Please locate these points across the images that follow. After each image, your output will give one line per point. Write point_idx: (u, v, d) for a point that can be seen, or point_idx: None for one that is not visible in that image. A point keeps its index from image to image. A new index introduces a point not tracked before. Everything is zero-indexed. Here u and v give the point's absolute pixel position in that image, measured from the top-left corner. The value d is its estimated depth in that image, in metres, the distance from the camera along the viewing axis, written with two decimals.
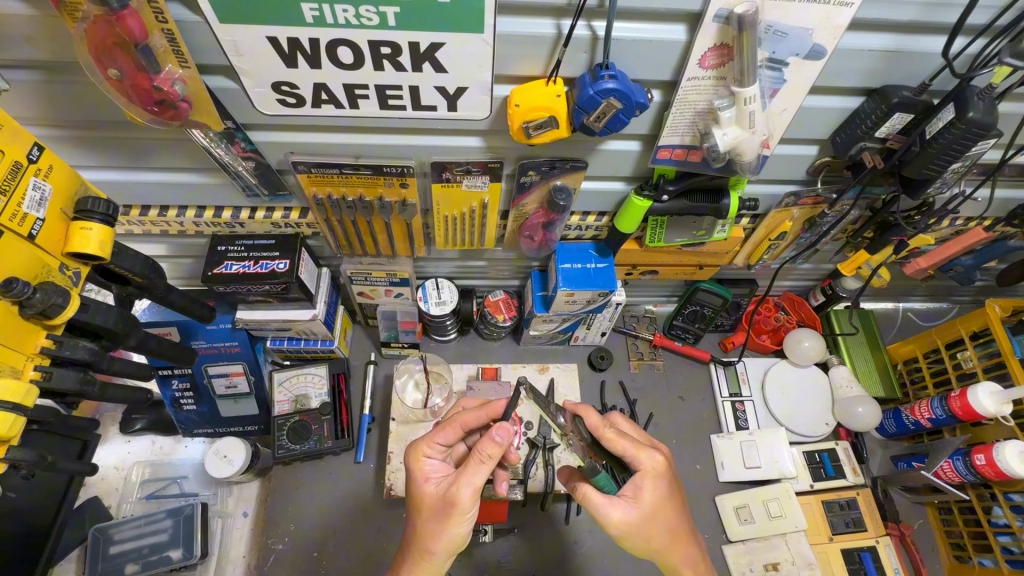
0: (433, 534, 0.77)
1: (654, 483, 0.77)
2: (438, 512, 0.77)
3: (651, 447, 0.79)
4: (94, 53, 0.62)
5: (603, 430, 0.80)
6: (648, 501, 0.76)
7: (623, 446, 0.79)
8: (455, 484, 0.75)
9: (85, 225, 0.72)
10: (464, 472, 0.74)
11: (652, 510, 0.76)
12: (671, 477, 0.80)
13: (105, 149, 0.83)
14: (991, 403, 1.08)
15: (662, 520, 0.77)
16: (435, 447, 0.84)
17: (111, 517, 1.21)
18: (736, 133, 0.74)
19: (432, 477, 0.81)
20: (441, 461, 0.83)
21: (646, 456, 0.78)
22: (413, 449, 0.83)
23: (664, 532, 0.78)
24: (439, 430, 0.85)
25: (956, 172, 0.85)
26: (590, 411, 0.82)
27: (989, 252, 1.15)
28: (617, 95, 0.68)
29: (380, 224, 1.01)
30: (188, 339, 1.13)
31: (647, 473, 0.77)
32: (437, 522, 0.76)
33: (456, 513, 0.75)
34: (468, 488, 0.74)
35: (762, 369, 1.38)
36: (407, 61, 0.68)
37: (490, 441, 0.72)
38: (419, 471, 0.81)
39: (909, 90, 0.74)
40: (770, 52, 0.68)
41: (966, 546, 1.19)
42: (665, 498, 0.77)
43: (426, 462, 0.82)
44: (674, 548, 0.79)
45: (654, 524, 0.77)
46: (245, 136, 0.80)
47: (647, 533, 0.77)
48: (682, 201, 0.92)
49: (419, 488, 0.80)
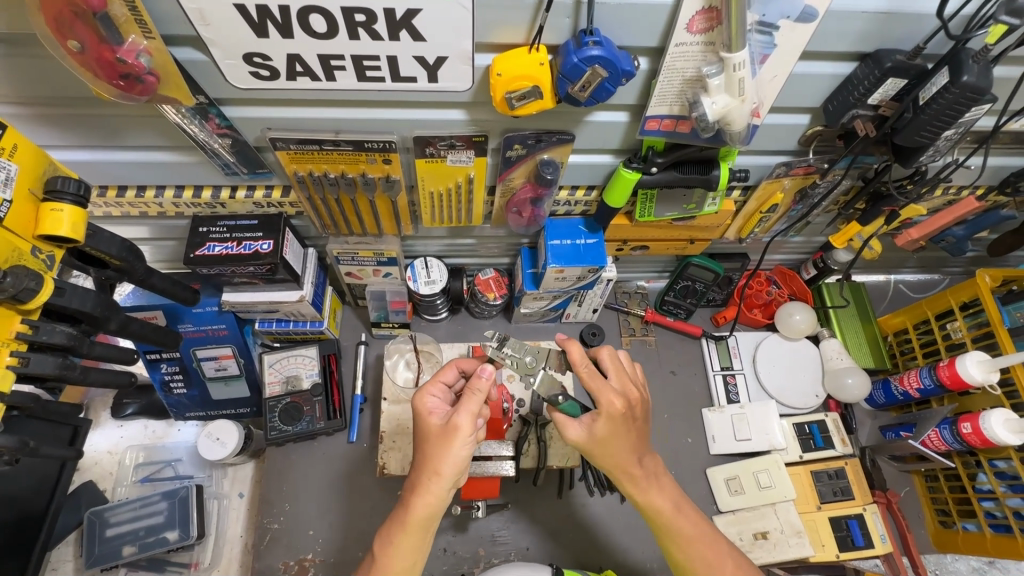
0: (438, 458, 0.76)
1: (611, 419, 0.79)
2: (442, 439, 0.77)
3: (613, 388, 0.79)
4: (52, 23, 0.59)
5: (574, 368, 0.79)
6: (602, 430, 0.79)
7: (586, 382, 0.79)
8: (457, 412, 0.77)
9: (55, 206, 0.70)
10: (463, 401, 0.77)
11: (606, 438, 0.79)
12: (629, 411, 0.81)
13: (74, 128, 0.80)
14: (979, 372, 1.10)
15: (614, 445, 0.80)
16: (438, 388, 0.85)
17: (106, 500, 1.23)
18: (725, 102, 0.71)
19: (435, 412, 0.81)
20: (442, 401, 0.84)
21: (605, 395, 0.78)
22: (417, 387, 0.84)
23: (617, 453, 0.80)
24: (438, 376, 0.87)
25: (950, 140, 0.84)
26: (572, 343, 0.80)
27: (982, 222, 1.14)
28: (602, 62, 0.65)
29: (365, 202, 0.99)
30: (174, 323, 1.12)
31: (603, 413, 0.78)
32: (440, 447, 0.76)
33: (459, 439, 0.76)
34: (469, 415, 0.77)
35: (754, 342, 1.38)
36: (383, 29, 0.65)
37: (478, 377, 0.78)
38: (422, 405, 0.81)
39: (903, 54, 0.71)
40: (761, 15, 0.65)
41: (951, 512, 1.22)
42: (619, 429, 0.80)
43: (429, 399, 0.82)
44: (624, 469, 0.82)
45: (604, 449, 0.80)
46: (219, 111, 0.78)
47: (598, 453, 0.81)
48: (672, 173, 0.91)
49: (423, 421, 0.80)
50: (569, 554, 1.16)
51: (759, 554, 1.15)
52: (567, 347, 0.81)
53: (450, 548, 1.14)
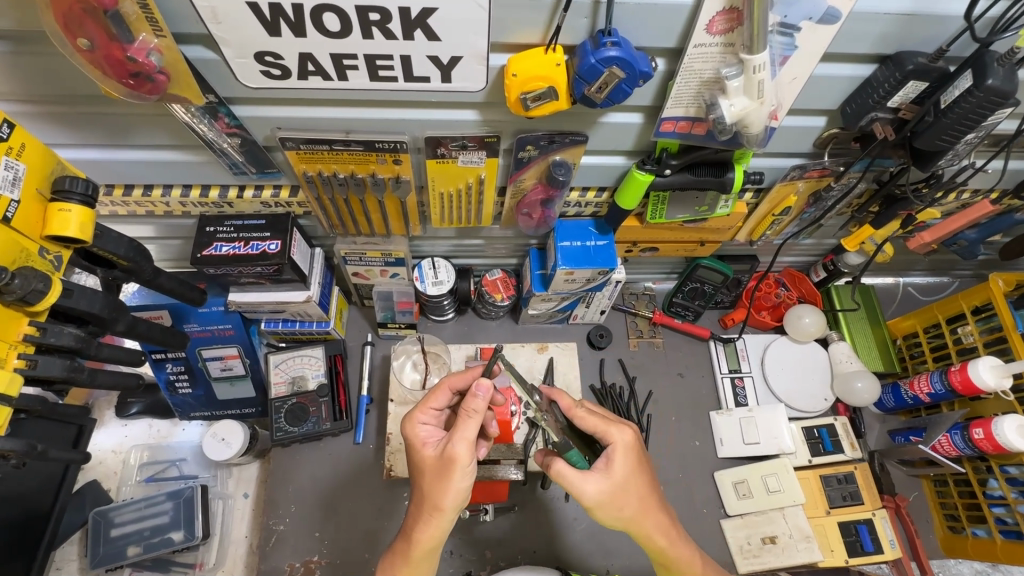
0: (436, 493, 0.75)
1: (626, 456, 0.77)
2: (438, 472, 0.75)
3: (620, 422, 0.79)
4: (61, 20, 0.58)
5: (575, 411, 0.81)
6: (620, 472, 0.76)
7: (592, 422, 0.79)
8: (450, 442, 0.74)
9: (63, 206, 0.69)
10: (456, 429, 0.75)
11: (625, 482, 0.76)
12: (640, 445, 0.80)
13: (81, 127, 0.79)
14: (991, 378, 1.08)
15: (633, 489, 0.77)
16: (428, 414, 0.84)
17: (111, 500, 1.22)
18: (744, 104, 0.70)
19: (429, 442, 0.80)
20: (435, 426, 0.83)
21: (616, 431, 0.78)
22: (408, 416, 0.83)
23: (635, 501, 0.77)
24: (429, 397, 0.85)
25: (970, 144, 0.82)
26: (562, 394, 0.85)
27: (996, 226, 1.13)
28: (620, 64, 0.64)
29: (373, 202, 0.98)
30: (181, 323, 1.11)
31: (618, 447, 0.77)
32: (437, 482, 0.75)
33: (456, 470, 0.74)
34: (463, 445, 0.74)
35: (762, 345, 1.37)
36: (398, 29, 0.64)
37: (473, 396, 0.74)
38: (415, 436, 0.81)
39: (925, 56, 0.70)
40: (782, 16, 0.64)
41: (960, 517, 1.21)
42: (635, 469, 0.77)
43: (420, 428, 0.82)
44: (643, 517, 0.78)
45: (626, 495, 0.76)
46: (229, 111, 0.76)
47: (620, 504, 0.76)
48: (685, 175, 0.89)
49: (418, 454, 0.80)
50: (577, 558, 1.15)
51: (766, 558, 1.15)
52: (557, 399, 0.85)
53: (458, 552, 1.14)
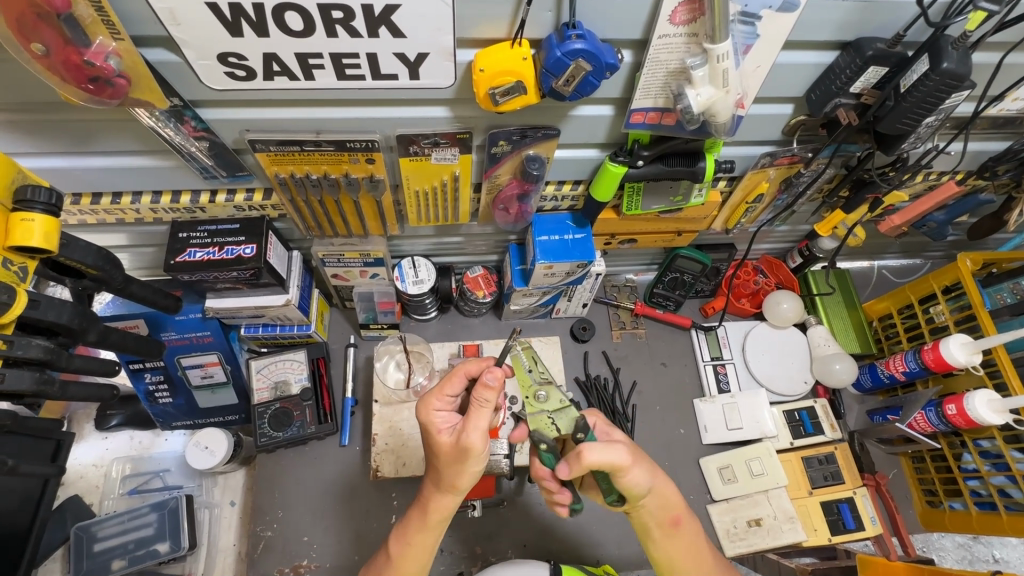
0: (454, 476, 0.76)
1: (623, 434, 0.78)
2: (454, 458, 0.74)
3: None
4: (13, 26, 0.57)
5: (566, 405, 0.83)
6: (622, 447, 0.77)
7: (585, 412, 0.81)
8: (465, 431, 0.72)
9: (25, 216, 0.67)
10: (469, 419, 0.72)
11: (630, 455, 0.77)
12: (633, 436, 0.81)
13: (42, 133, 0.77)
14: (962, 355, 1.11)
15: (642, 462, 0.77)
16: (444, 399, 0.80)
17: (93, 515, 1.20)
18: (710, 94, 0.71)
19: (445, 429, 0.77)
20: (450, 413, 0.80)
21: None
22: (423, 402, 0.79)
23: (648, 473, 0.77)
24: (445, 383, 0.80)
25: (930, 126, 0.84)
26: None
27: (961, 207, 1.16)
28: (586, 56, 0.65)
29: (349, 202, 0.97)
30: (157, 332, 1.08)
31: None
32: (454, 466, 0.75)
33: (472, 458, 0.73)
34: (479, 434, 0.72)
35: (743, 332, 1.39)
36: (362, 26, 0.63)
37: (485, 387, 0.70)
38: (430, 423, 0.77)
39: (884, 42, 0.72)
40: (742, 5, 0.65)
41: (938, 492, 1.24)
42: (634, 447, 0.78)
43: (436, 415, 0.78)
44: (654, 489, 0.79)
45: (639, 466, 0.76)
46: (195, 114, 0.75)
47: (637, 475, 0.75)
48: (657, 166, 0.90)
49: (433, 440, 0.77)
50: (566, 549, 1.16)
51: (753, 540, 1.17)
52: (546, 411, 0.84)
53: (447, 549, 1.14)
